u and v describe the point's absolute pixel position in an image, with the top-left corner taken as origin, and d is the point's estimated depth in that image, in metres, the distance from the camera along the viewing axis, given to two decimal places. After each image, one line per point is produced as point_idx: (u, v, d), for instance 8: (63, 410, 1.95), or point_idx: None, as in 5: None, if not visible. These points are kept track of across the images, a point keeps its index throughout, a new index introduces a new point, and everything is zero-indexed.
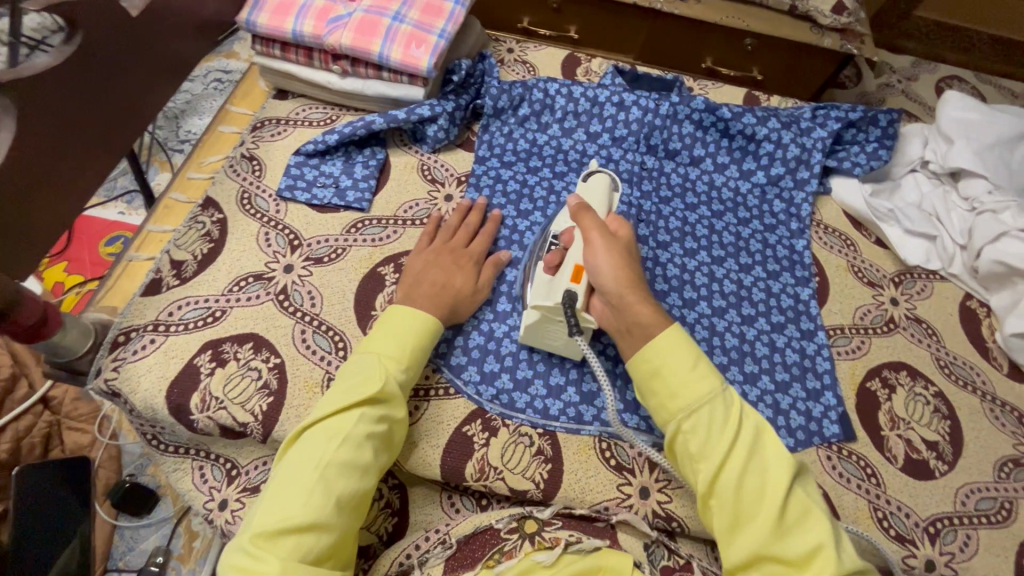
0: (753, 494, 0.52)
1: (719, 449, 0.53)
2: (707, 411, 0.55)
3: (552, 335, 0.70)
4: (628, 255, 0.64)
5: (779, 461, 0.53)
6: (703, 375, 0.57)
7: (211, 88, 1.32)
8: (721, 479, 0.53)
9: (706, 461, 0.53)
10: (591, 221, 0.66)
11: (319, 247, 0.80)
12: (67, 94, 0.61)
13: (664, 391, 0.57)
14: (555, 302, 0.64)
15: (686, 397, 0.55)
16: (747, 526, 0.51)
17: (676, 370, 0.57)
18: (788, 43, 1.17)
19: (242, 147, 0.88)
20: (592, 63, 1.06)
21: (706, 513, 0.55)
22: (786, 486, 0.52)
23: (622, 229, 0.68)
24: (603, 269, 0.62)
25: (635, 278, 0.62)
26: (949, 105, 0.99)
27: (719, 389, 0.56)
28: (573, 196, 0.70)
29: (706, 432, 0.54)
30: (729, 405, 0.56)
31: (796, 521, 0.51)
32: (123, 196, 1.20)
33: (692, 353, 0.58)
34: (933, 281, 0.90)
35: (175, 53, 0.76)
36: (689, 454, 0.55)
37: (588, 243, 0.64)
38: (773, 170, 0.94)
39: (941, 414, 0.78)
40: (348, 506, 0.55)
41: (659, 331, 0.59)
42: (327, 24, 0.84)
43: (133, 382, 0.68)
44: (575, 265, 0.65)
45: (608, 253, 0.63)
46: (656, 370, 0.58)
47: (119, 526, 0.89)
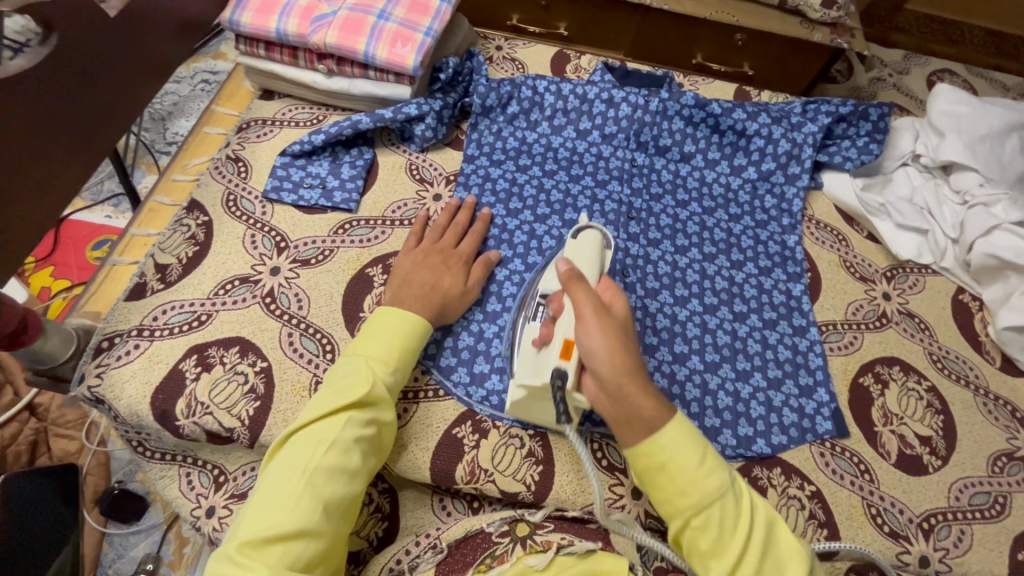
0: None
1: (733, 551, 0.50)
2: (719, 508, 0.51)
3: (540, 410, 0.65)
4: (625, 331, 0.56)
5: (792, 560, 0.51)
6: (713, 470, 0.52)
7: (198, 90, 1.30)
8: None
9: (719, 564, 0.50)
10: (585, 294, 0.57)
11: (306, 248, 0.79)
12: (43, 96, 0.60)
13: (671, 486, 0.52)
14: (543, 381, 0.59)
15: (697, 495, 0.51)
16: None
17: (686, 467, 0.52)
18: (778, 37, 1.17)
19: (227, 148, 0.87)
20: (581, 59, 1.05)
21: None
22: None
23: (618, 300, 0.59)
24: (597, 352, 0.54)
25: (633, 361, 0.54)
26: (940, 98, 0.98)
27: (729, 484, 0.52)
28: (563, 260, 0.62)
29: (718, 531, 0.50)
30: (740, 499, 0.52)
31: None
32: (110, 200, 1.19)
33: (699, 446, 0.53)
34: (925, 275, 0.90)
35: (156, 54, 0.75)
36: (699, 553, 0.51)
37: (579, 319, 0.56)
38: (764, 166, 0.93)
39: (934, 409, 0.78)
40: (336, 511, 0.54)
41: (664, 424, 0.53)
42: (311, 23, 0.83)
43: (117, 388, 0.68)
44: (565, 340, 0.57)
45: (604, 332, 0.55)
46: (663, 464, 0.52)
47: (108, 533, 0.88)
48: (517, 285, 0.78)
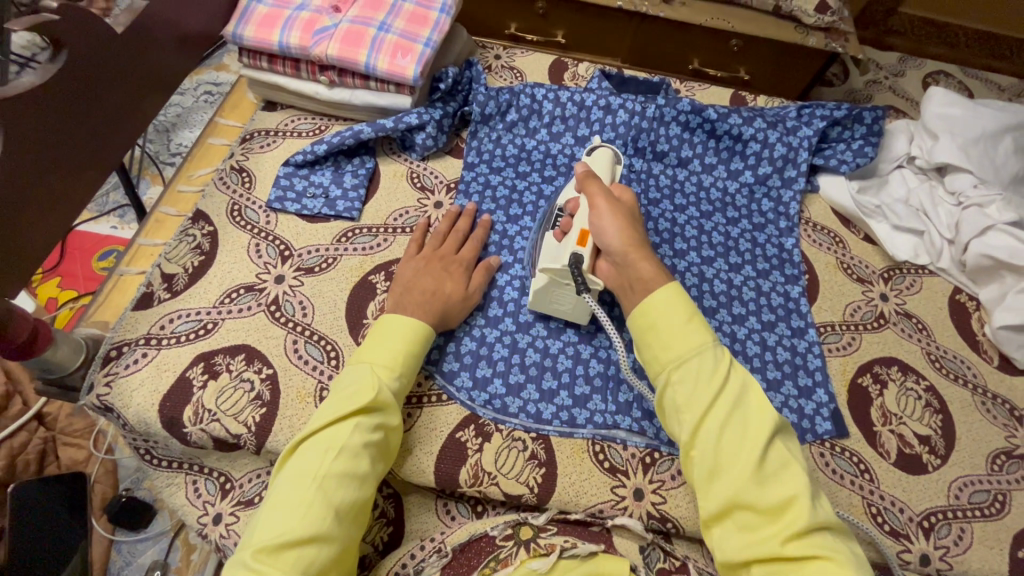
0: (733, 442, 0.52)
1: (705, 397, 0.54)
2: (695, 362, 0.55)
3: (558, 300, 0.72)
4: (633, 218, 0.68)
5: (762, 413, 0.53)
6: (696, 330, 0.58)
7: (201, 101, 1.32)
8: (703, 429, 0.53)
9: (691, 411, 0.54)
10: (597, 189, 0.69)
11: (309, 256, 0.80)
12: (52, 112, 0.61)
13: (657, 343, 0.58)
14: (562, 264, 0.67)
15: (677, 348, 0.57)
16: (725, 474, 0.51)
17: (669, 325, 0.58)
18: (774, 42, 1.18)
19: (231, 159, 0.88)
20: (579, 67, 1.07)
21: (686, 462, 0.55)
22: (768, 436, 0.52)
23: (626, 195, 0.71)
24: (609, 234, 0.65)
25: (639, 239, 0.65)
26: (933, 101, 1.00)
27: (709, 344, 0.57)
28: (579, 166, 0.74)
29: (694, 381, 0.55)
30: (718, 360, 0.56)
31: (774, 473, 0.51)
32: (115, 211, 1.21)
33: (687, 309, 0.59)
34: (922, 275, 0.91)
35: (162, 67, 0.77)
36: (675, 406, 0.55)
37: (593, 208, 0.67)
38: (760, 169, 0.94)
39: (933, 408, 0.78)
40: (346, 516, 0.55)
41: (659, 287, 0.60)
42: (313, 36, 0.84)
43: (125, 397, 0.69)
44: (581, 231, 0.68)
45: (613, 215, 0.66)
46: (652, 324, 0.59)
47: (115, 541, 0.89)
48: (518, 290, 0.79)
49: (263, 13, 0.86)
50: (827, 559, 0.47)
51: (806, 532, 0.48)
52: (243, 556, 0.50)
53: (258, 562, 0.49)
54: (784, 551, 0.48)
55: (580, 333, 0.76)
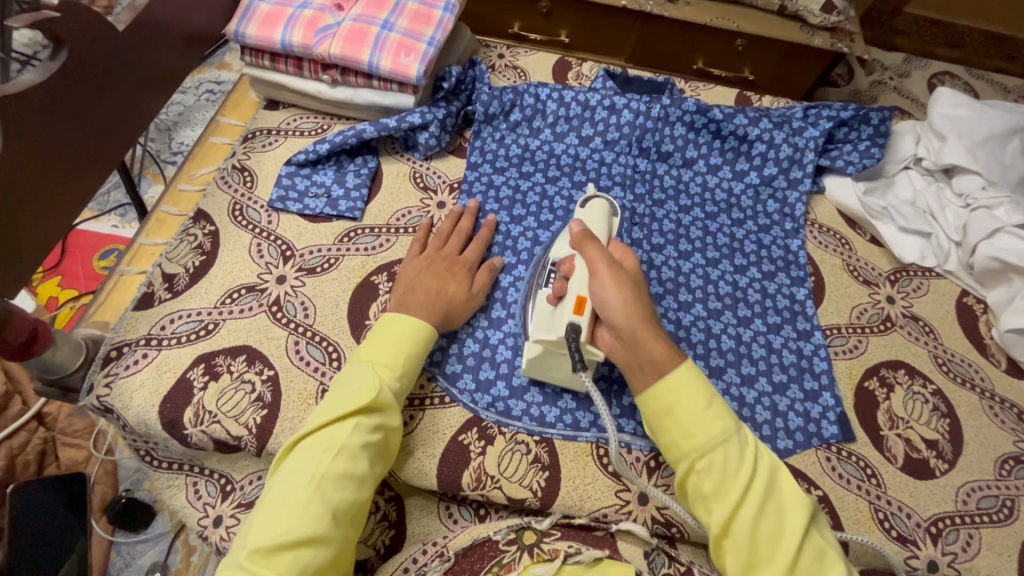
0: (768, 538, 0.52)
1: (735, 492, 0.53)
2: (722, 452, 0.54)
3: (555, 367, 0.68)
4: (635, 286, 0.64)
5: (794, 505, 0.53)
6: (718, 414, 0.56)
7: (203, 100, 1.32)
8: (735, 524, 0.52)
9: (720, 503, 0.53)
10: (596, 252, 0.64)
11: (311, 257, 0.80)
12: (52, 111, 0.61)
13: (677, 428, 0.56)
14: (557, 334, 0.63)
15: (701, 436, 0.55)
16: (761, 571, 0.51)
17: (691, 411, 0.56)
18: (779, 42, 1.18)
19: (233, 158, 0.87)
20: (583, 66, 1.06)
21: (717, 549, 0.55)
22: (802, 531, 0.52)
23: (627, 259, 0.67)
24: (611, 305, 0.61)
25: (644, 311, 0.61)
26: (939, 101, 0.99)
27: (733, 430, 0.55)
28: (575, 223, 0.69)
29: (721, 473, 0.53)
30: (744, 445, 0.55)
31: (809, 566, 0.51)
32: (116, 210, 1.20)
33: (706, 392, 0.57)
34: (929, 278, 0.90)
35: (163, 66, 0.76)
36: (702, 495, 0.55)
37: (594, 274, 0.63)
38: (766, 170, 0.93)
39: (940, 412, 0.78)
40: (345, 517, 0.55)
41: (673, 367, 0.58)
42: (316, 34, 0.83)
43: (125, 398, 0.68)
44: (579, 297, 0.63)
45: (616, 285, 0.62)
46: (670, 408, 0.57)
47: (115, 542, 0.89)
48: (521, 291, 0.78)
49: (266, 10, 0.86)
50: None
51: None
52: (239, 556, 0.49)
53: (254, 563, 0.48)
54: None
55: None
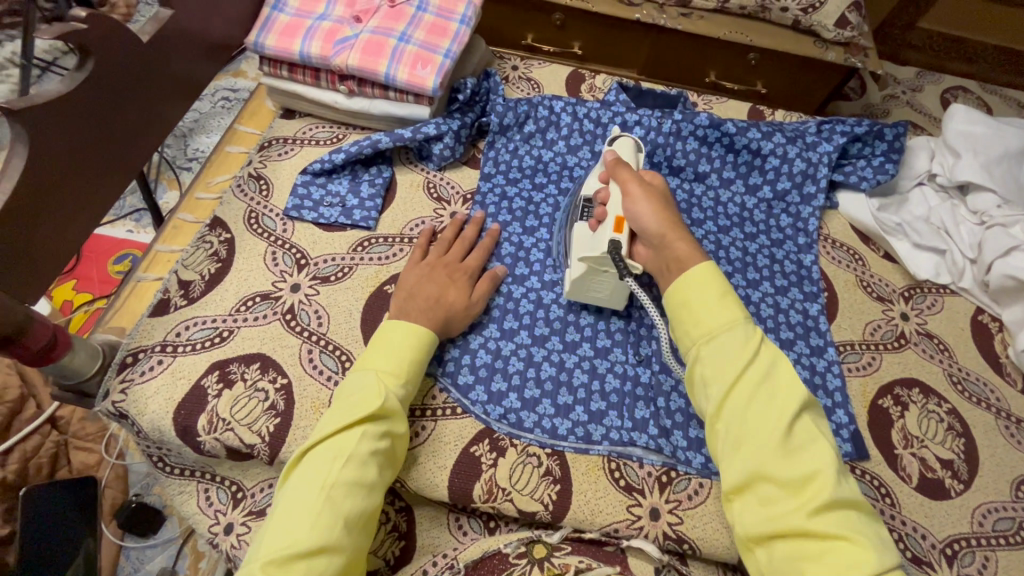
0: (760, 414, 0.51)
1: (733, 368, 0.53)
2: (725, 337, 0.55)
3: (598, 285, 0.73)
4: (665, 200, 0.68)
5: (791, 389, 0.52)
6: (726, 307, 0.57)
7: (218, 106, 1.33)
8: (730, 400, 0.52)
9: (717, 382, 0.53)
10: (628, 174, 0.69)
11: (325, 265, 0.80)
12: (76, 119, 0.62)
13: (689, 318, 0.58)
14: (602, 252, 0.68)
15: (707, 323, 0.56)
16: (750, 446, 0.50)
17: (700, 301, 0.58)
18: (791, 57, 1.18)
19: (249, 166, 0.88)
20: (596, 79, 1.07)
21: (711, 435, 0.54)
22: (794, 411, 0.51)
23: (656, 178, 0.71)
24: (645, 218, 0.66)
25: (675, 220, 0.66)
26: (955, 118, 0.98)
27: (739, 321, 0.56)
28: (608, 154, 0.74)
29: (723, 354, 0.54)
30: (750, 334, 0.56)
31: (799, 447, 0.50)
32: (132, 215, 1.22)
33: (720, 288, 0.58)
34: (943, 295, 0.89)
35: (184, 76, 0.77)
36: (702, 378, 0.55)
37: (627, 193, 0.68)
38: (779, 185, 0.93)
39: (955, 432, 0.77)
40: (356, 526, 0.55)
41: (694, 264, 0.60)
42: (334, 46, 0.84)
43: (141, 403, 0.69)
44: (618, 217, 0.68)
45: (647, 199, 0.67)
46: (684, 300, 0.59)
47: (124, 547, 0.89)
48: (534, 303, 0.78)
49: (285, 22, 0.87)
50: (849, 538, 0.46)
51: (830, 507, 0.47)
52: (253, 568, 0.49)
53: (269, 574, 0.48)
54: (807, 524, 0.46)
55: (595, 347, 0.76)
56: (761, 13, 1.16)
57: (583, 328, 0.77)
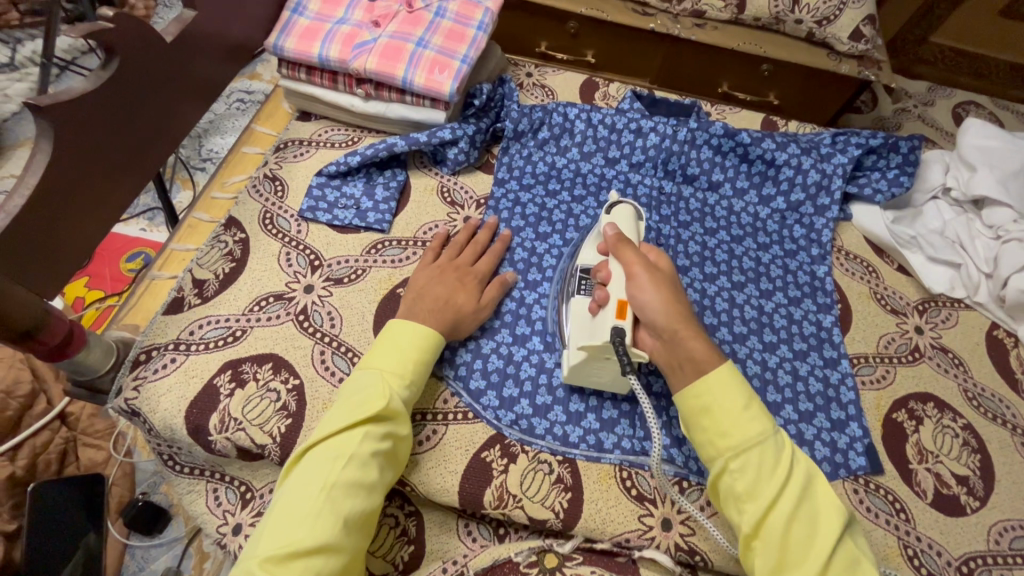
0: (800, 541, 0.51)
1: (769, 491, 0.52)
2: (758, 454, 0.54)
3: (597, 371, 0.68)
4: (673, 287, 0.63)
5: (829, 510, 0.53)
6: (754, 416, 0.56)
7: (233, 108, 1.35)
8: (767, 524, 0.52)
9: (754, 503, 0.53)
10: (633, 256, 0.65)
11: (338, 267, 0.80)
12: (98, 116, 0.62)
13: (714, 427, 0.56)
14: (602, 340, 0.62)
15: (737, 436, 0.55)
16: (792, 574, 0.51)
17: (729, 411, 0.56)
18: (805, 68, 1.18)
19: (265, 167, 0.89)
20: (610, 87, 1.07)
21: (747, 551, 0.54)
22: (834, 537, 0.51)
23: (663, 262, 0.67)
24: (653, 307, 0.61)
25: (684, 311, 0.61)
26: (969, 133, 0.98)
27: (769, 433, 0.55)
28: (608, 227, 0.69)
29: (755, 474, 0.53)
30: (781, 448, 0.55)
31: (841, 573, 0.51)
32: (145, 214, 1.23)
33: (746, 392, 0.57)
34: (958, 309, 0.89)
35: (205, 77, 0.78)
36: (734, 495, 0.54)
37: (633, 280, 0.63)
38: (793, 196, 0.93)
39: (971, 448, 0.76)
40: (355, 526, 0.54)
41: (713, 367, 0.58)
42: (353, 49, 0.85)
43: (153, 401, 0.69)
44: (620, 302, 0.63)
45: (655, 288, 0.62)
46: (707, 407, 0.57)
47: (129, 545, 0.88)
48: (546, 308, 0.78)
49: (305, 25, 0.87)
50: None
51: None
52: (250, 565, 0.49)
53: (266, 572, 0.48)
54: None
55: None
56: (776, 25, 1.16)
57: None
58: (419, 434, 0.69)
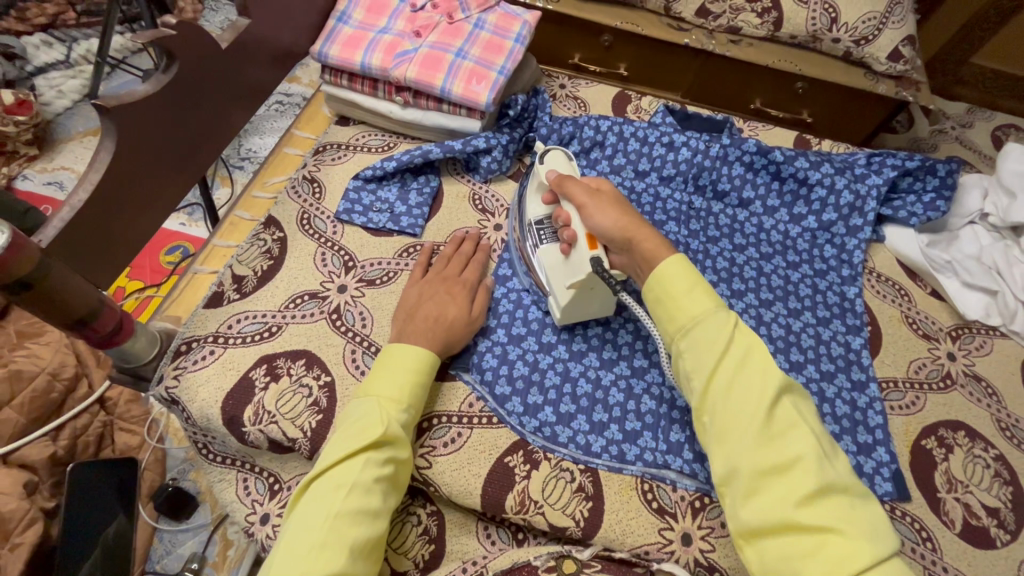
0: (740, 403, 0.51)
1: (709, 362, 0.53)
2: (701, 328, 0.55)
3: (589, 303, 0.72)
4: (620, 203, 0.67)
5: (770, 377, 0.52)
6: (697, 298, 0.57)
7: (272, 110, 1.39)
8: (710, 392, 0.53)
9: (698, 375, 0.54)
10: (577, 189, 0.68)
11: (372, 269, 0.82)
12: (158, 119, 0.66)
13: (664, 313, 0.58)
14: (585, 274, 0.67)
15: (682, 317, 0.57)
16: (733, 436, 0.51)
17: (676, 293, 0.57)
18: (841, 88, 1.17)
19: (304, 169, 0.91)
20: (642, 101, 1.08)
21: (701, 428, 0.55)
22: (772, 396, 0.50)
23: (604, 184, 0.70)
24: (611, 229, 0.64)
25: (637, 219, 0.64)
26: (1010, 156, 0.95)
27: (714, 310, 0.56)
28: (550, 173, 0.73)
29: (698, 347, 0.55)
30: (724, 325, 0.55)
31: (780, 434, 0.50)
32: (185, 209, 1.28)
33: (692, 277, 0.58)
34: (992, 337, 0.87)
35: (255, 82, 0.81)
36: (685, 373, 0.56)
37: (585, 208, 0.67)
38: (825, 216, 0.92)
39: (1002, 479, 0.75)
40: (361, 554, 0.54)
41: (662, 260, 0.59)
42: (394, 58, 0.87)
43: (193, 391, 0.71)
44: (586, 235, 0.67)
45: (605, 207, 0.66)
46: (659, 296, 0.59)
47: (158, 529, 0.90)
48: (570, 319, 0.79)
49: (349, 34, 0.90)
50: (837, 525, 0.45)
51: (817, 497, 0.46)
52: None
53: None
54: (795, 516, 0.46)
55: (633, 367, 0.76)
56: (812, 43, 1.16)
57: (621, 346, 0.77)
58: (444, 436, 0.70)
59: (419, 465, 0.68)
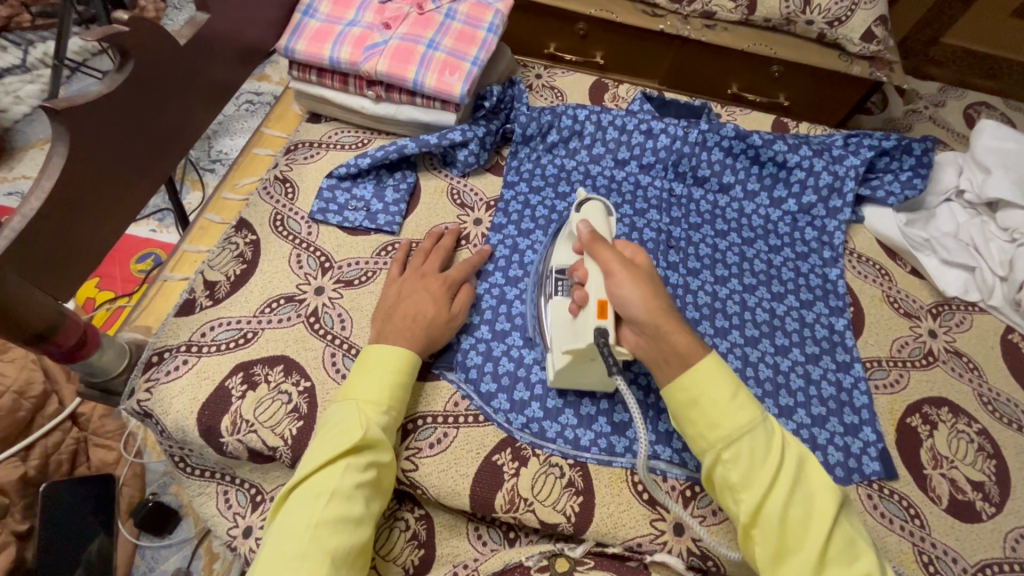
0: (798, 525, 0.51)
1: (763, 480, 0.52)
2: (748, 441, 0.54)
3: (585, 373, 0.67)
4: (652, 282, 0.61)
5: (824, 493, 0.53)
6: (743, 405, 0.55)
7: (242, 109, 1.35)
8: (765, 511, 0.52)
9: (750, 491, 0.53)
10: (609, 255, 0.62)
11: (349, 269, 0.80)
12: (113, 121, 0.63)
13: (702, 420, 0.56)
14: (586, 344, 0.61)
15: (727, 427, 0.54)
16: (792, 557, 0.51)
17: (717, 402, 0.55)
18: (815, 70, 1.18)
19: (275, 169, 0.89)
20: (619, 89, 1.06)
21: (747, 539, 0.54)
22: (831, 516, 0.51)
23: (640, 257, 0.64)
24: (634, 308, 0.59)
25: (667, 307, 0.59)
26: (985, 134, 0.97)
27: (757, 418, 0.55)
28: (583, 224, 0.67)
29: (748, 462, 0.53)
30: (771, 433, 0.55)
31: (840, 554, 0.51)
32: (155, 215, 1.24)
33: (731, 381, 0.57)
34: (972, 313, 0.88)
35: (217, 79, 0.78)
36: (729, 485, 0.54)
37: (611, 276, 0.61)
38: (804, 198, 0.92)
39: (985, 453, 0.76)
40: (346, 561, 0.52)
41: (698, 360, 0.57)
42: (364, 52, 0.85)
43: (165, 403, 0.69)
44: (600, 301, 0.61)
45: (635, 283, 0.60)
46: (695, 399, 0.56)
47: (140, 546, 0.88)
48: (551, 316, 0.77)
49: (315, 28, 0.87)
50: None
51: None
52: None
53: None
54: None
55: None
56: (786, 26, 1.16)
57: None
58: (429, 437, 0.69)
59: (405, 468, 0.67)
